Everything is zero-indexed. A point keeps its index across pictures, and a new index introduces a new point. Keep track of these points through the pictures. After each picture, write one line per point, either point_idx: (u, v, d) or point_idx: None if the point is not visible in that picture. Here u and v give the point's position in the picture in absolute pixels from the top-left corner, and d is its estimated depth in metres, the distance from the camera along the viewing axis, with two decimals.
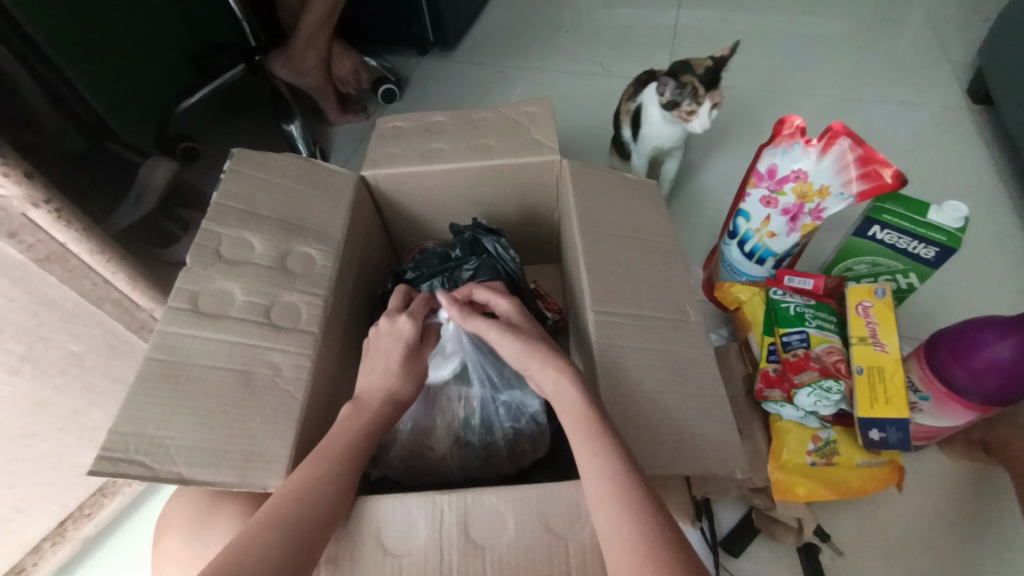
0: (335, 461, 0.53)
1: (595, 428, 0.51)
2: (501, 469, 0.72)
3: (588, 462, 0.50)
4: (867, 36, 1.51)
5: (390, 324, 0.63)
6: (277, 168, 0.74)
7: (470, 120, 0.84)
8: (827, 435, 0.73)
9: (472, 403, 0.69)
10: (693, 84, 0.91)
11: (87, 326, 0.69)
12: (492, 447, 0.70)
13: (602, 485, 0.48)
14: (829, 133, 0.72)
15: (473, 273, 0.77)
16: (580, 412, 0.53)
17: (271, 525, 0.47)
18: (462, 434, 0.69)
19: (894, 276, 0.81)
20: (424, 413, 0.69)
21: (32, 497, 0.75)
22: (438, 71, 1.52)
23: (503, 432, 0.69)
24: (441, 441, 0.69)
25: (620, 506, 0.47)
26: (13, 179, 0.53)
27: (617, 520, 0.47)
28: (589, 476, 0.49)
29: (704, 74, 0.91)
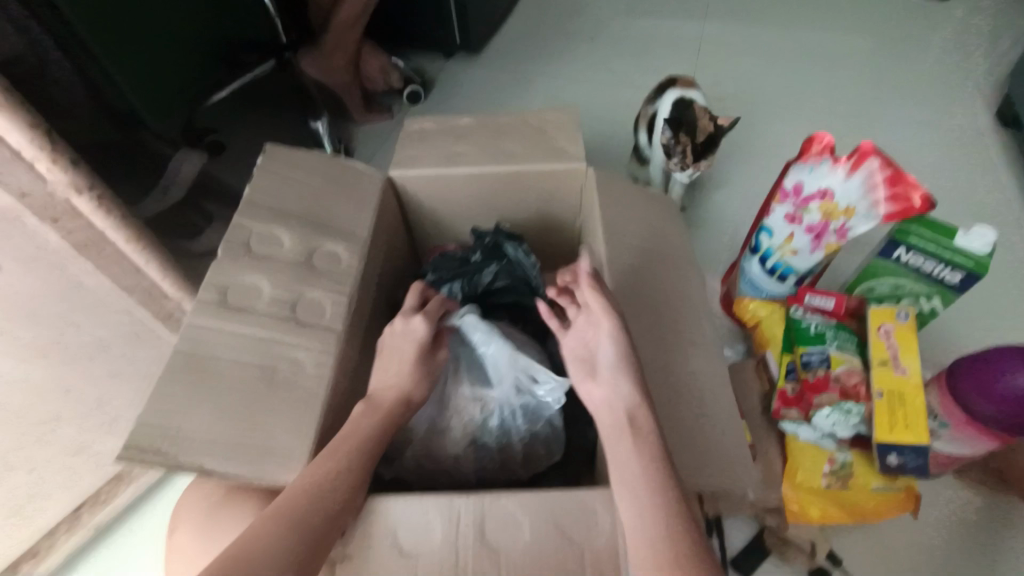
0: (352, 459, 0.54)
1: (636, 432, 0.53)
2: (514, 473, 0.72)
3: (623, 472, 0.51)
4: (894, 55, 1.50)
5: (405, 323, 0.64)
6: (306, 166, 0.75)
7: (495, 126, 0.85)
8: (843, 458, 0.72)
9: (487, 405, 0.69)
10: (686, 147, 0.98)
11: (115, 315, 0.70)
12: (507, 450, 0.71)
13: (636, 497, 0.49)
14: (858, 152, 0.72)
15: (493, 277, 0.80)
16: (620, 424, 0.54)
17: (285, 520, 0.48)
18: (476, 435, 0.69)
19: (916, 299, 0.80)
20: (439, 412, 0.69)
21: (52, 481, 0.77)
22: (462, 74, 1.54)
23: (518, 433, 0.70)
24: (456, 443, 0.69)
25: (654, 511, 0.49)
26: (59, 166, 0.57)
27: (642, 522, 0.48)
28: (622, 485, 0.51)
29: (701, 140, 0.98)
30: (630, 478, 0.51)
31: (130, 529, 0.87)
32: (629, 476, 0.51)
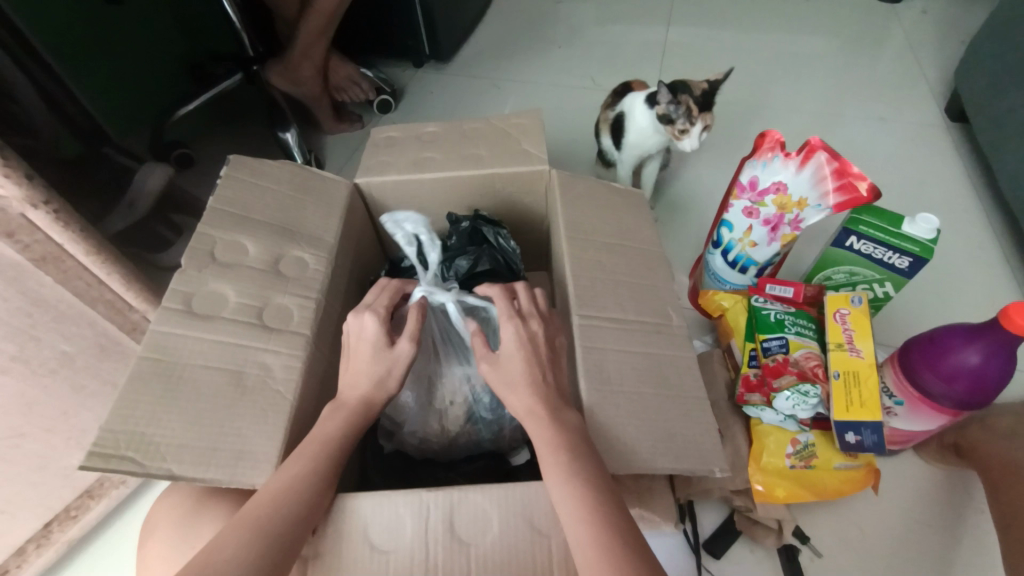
0: (320, 458, 0.54)
1: (561, 442, 0.53)
2: (512, 438, 0.78)
3: (554, 476, 0.51)
4: (848, 56, 1.56)
5: (379, 348, 0.61)
6: (271, 175, 0.75)
7: (462, 131, 0.87)
8: (805, 439, 0.75)
9: (473, 385, 0.73)
10: (690, 105, 0.95)
11: (80, 327, 0.69)
12: (502, 421, 0.75)
13: (569, 500, 0.49)
14: (807, 147, 0.75)
15: (471, 264, 0.81)
16: (548, 429, 0.54)
17: (254, 528, 0.48)
18: (471, 417, 0.74)
19: (871, 285, 0.84)
20: (435, 393, 0.73)
21: (19, 498, 0.75)
22: (432, 83, 1.55)
23: (510, 416, 0.75)
24: (452, 419, 0.74)
25: (595, 527, 0.47)
26: (13, 181, 0.54)
27: (585, 538, 0.47)
28: (555, 488, 0.51)
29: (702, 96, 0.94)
30: (567, 499, 0.50)
31: (103, 544, 0.85)
32: (563, 500, 0.50)
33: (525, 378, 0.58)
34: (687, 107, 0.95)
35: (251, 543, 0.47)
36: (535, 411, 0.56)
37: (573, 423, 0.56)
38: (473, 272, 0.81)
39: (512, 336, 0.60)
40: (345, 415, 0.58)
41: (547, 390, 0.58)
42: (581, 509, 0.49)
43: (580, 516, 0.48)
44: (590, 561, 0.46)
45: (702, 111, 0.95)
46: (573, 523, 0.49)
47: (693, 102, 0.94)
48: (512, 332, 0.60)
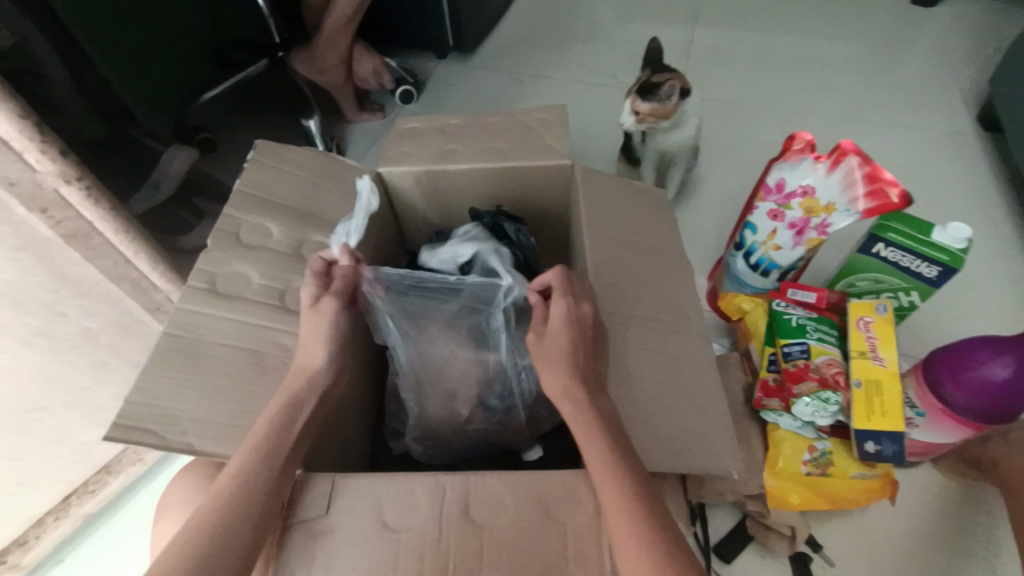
0: (260, 446, 0.53)
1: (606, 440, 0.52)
2: (520, 436, 0.78)
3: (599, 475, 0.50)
4: (877, 60, 1.53)
5: (312, 307, 0.60)
6: (295, 161, 0.75)
7: (484, 125, 0.86)
8: (823, 446, 0.74)
9: (488, 370, 0.72)
10: (637, 84, 0.95)
11: (105, 304, 0.70)
12: (512, 413, 0.75)
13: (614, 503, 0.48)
14: (838, 151, 0.74)
15: None
16: (594, 427, 0.53)
17: (203, 528, 0.48)
18: (473, 420, 0.75)
19: (896, 294, 0.82)
20: (427, 398, 0.74)
21: (40, 469, 0.77)
22: (455, 75, 1.55)
23: (520, 407, 0.75)
24: (464, 407, 0.74)
25: (637, 529, 0.46)
26: (47, 157, 0.56)
27: (631, 544, 0.46)
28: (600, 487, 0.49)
29: (650, 82, 0.93)
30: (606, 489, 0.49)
31: (116, 519, 0.87)
32: (603, 485, 0.49)
33: (567, 356, 0.57)
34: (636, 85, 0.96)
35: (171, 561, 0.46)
36: (572, 390, 0.56)
37: (606, 408, 0.56)
38: None
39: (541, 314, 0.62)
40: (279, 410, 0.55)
41: (584, 373, 0.57)
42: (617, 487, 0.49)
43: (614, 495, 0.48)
44: (622, 533, 0.46)
45: (638, 94, 0.94)
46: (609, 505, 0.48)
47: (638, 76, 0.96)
48: (558, 310, 0.60)
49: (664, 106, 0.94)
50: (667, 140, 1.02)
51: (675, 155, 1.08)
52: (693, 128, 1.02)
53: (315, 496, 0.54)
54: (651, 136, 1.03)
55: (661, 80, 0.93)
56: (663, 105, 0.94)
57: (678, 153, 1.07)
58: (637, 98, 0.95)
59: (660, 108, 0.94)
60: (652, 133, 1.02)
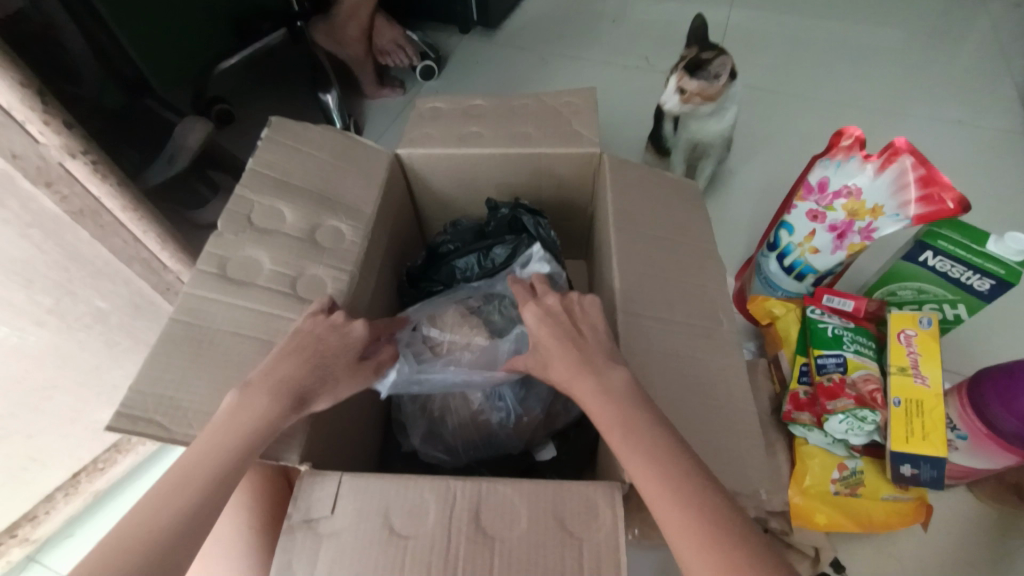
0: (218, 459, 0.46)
1: (636, 424, 0.47)
2: (535, 436, 0.75)
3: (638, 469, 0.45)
4: (927, 49, 1.44)
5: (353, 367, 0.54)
6: (313, 141, 0.72)
7: (510, 108, 0.82)
8: (854, 465, 0.70)
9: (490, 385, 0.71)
10: (685, 60, 0.89)
11: (115, 285, 0.68)
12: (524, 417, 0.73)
13: (662, 490, 0.43)
14: (890, 149, 0.68)
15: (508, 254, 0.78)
16: (620, 413, 0.47)
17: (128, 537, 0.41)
18: (481, 414, 0.72)
19: (941, 305, 0.77)
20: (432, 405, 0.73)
21: (49, 447, 0.76)
22: (478, 51, 1.49)
23: (531, 411, 0.72)
24: (471, 412, 0.72)
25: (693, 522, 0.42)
26: (52, 129, 0.53)
27: (687, 538, 0.41)
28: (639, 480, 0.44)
29: (700, 59, 0.87)
30: (647, 484, 0.44)
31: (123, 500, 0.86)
32: (644, 480, 0.44)
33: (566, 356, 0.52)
34: (682, 62, 0.90)
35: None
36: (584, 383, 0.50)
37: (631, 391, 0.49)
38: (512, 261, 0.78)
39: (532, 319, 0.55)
40: (240, 437, 0.47)
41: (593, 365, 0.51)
42: (656, 478, 0.44)
43: (658, 488, 0.43)
44: (673, 521, 0.42)
45: (686, 70, 0.88)
46: (657, 499, 0.43)
47: (687, 53, 0.90)
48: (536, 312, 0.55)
49: (712, 87, 0.87)
50: (702, 129, 0.97)
51: (708, 145, 1.02)
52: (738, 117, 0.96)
53: (321, 497, 0.52)
54: (688, 122, 0.97)
55: (712, 58, 0.86)
56: (710, 85, 0.87)
57: (713, 143, 1.01)
58: (683, 74, 0.88)
59: (708, 89, 0.88)
60: (691, 118, 0.96)
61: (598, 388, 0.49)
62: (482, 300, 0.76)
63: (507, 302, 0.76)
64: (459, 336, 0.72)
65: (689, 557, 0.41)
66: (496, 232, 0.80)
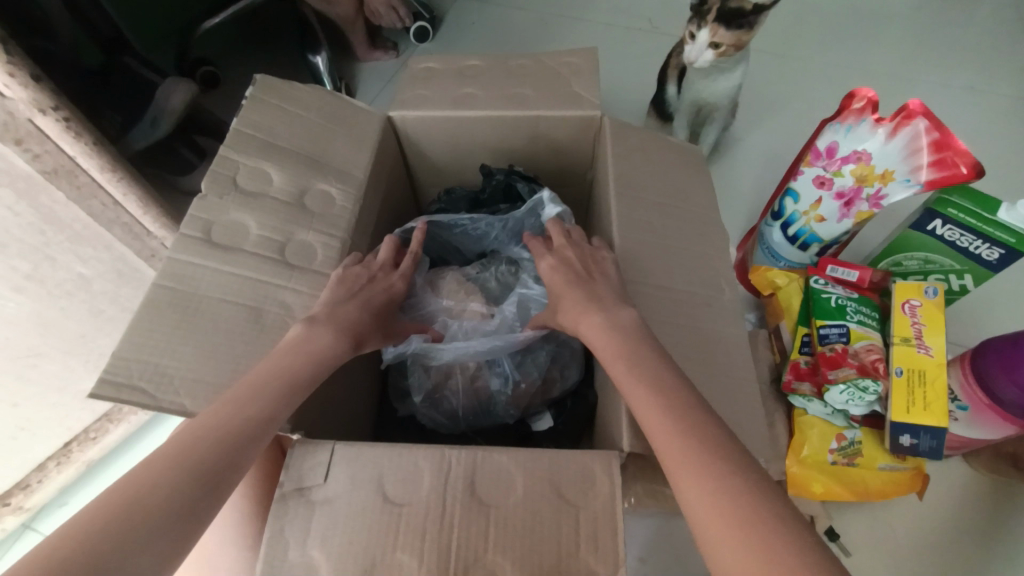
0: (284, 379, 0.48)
1: (636, 364, 0.48)
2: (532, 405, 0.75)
3: (637, 400, 0.46)
4: (940, 12, 1.39)
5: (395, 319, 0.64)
6: (301, 100, 0.68)
7: (507, 67, 0.78)
8: (852, 435, 0.70)
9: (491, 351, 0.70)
10: (712, 9, 0.80)
11: (96, 250, 0.65)
12: (523, 383, 0.72)
13: (660, 419, 0.44)
14: (904, 112, 0.65)
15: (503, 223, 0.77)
16: (621, 350, 0.50)
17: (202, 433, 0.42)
18: (480, 378, 0.72)
19: (947, 276, 0.75)
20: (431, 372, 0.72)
21: (38, 416, 0.74)
22: (475, 11, 1.43)
23: (530, 376, 0.72)
24: (472, 377, 0.72)
25: (690, 449, 0.41)
26: (17, 80, 0.50)
27: (684, 463, 0.41)
28: (640, 412, 0.45)
29: (733, 8, 0.77)
30: (647, 414, 0.45)
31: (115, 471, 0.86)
32: (645, 411, 0.45)
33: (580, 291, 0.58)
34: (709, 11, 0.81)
35: (172, 479, 0.39)
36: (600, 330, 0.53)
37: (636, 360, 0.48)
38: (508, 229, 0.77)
39: (548, 268, 0.62)
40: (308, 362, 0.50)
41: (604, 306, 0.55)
42: (658, 410, 0.44)
43: (660, 419, 0.44)
44: (671, 447, 0.42)
45: (719, 23, 0.79)
46: (658, 430, 0.43)
47: None
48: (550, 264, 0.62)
49: (749, 34, 0.80)
50: (716, 88, 0.93)
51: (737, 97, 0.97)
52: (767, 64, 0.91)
53: (314, 465, 0.51)
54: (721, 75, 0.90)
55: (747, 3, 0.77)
56: (748, 32, 0.80)
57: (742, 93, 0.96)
58: (719, 25, 0.80)
59: (745, 37, 0.81)
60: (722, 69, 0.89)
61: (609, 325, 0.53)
62: (478, 268, 0.76)
63: (503, 268, 0.76)
64: (454, 303, 0.71)
65: (682, 481, 0.40)
66: (490, 199, 0.79)
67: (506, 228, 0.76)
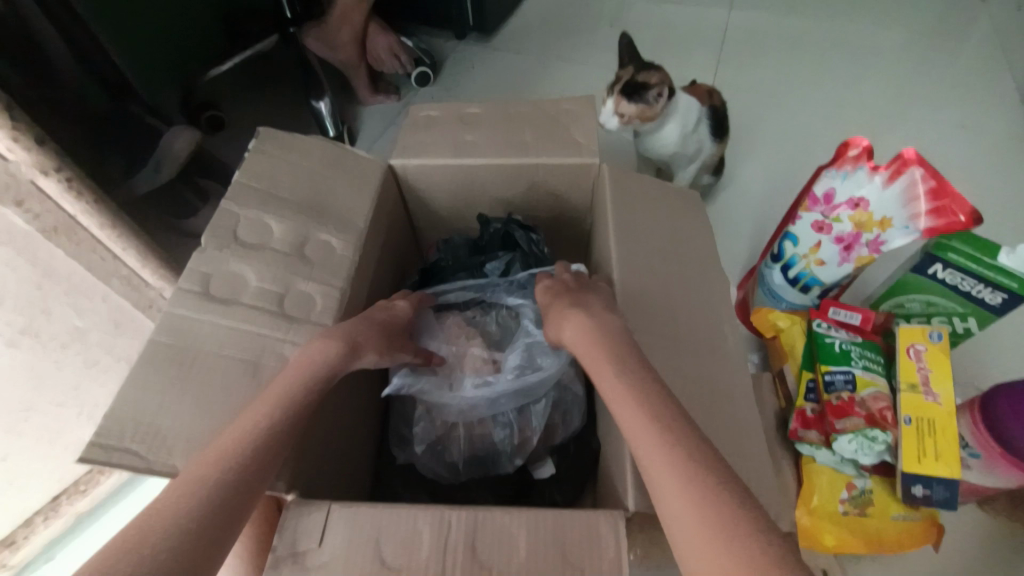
0: (315, 374, 0.51)
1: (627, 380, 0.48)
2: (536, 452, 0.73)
3: (626, 416, 0.46)
4: (928, 52, 1.42)
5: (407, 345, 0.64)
6: (302, 150, 0.69)
7: (506, 114, 0.79)
8: (863, 485, 0.68)
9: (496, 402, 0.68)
10: (622, 81, 0.90)
11: (93, 301, 0.65)
12: (526, 431, 0.70)
13: (648, 435, 0.43)
14: (899, 160, 0.65)
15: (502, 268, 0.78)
16: (614, 366, 0.50)
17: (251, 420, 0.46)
18: (484, 427, 0.70)
19: (951, 318, 0.74)
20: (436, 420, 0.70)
21: (27, 469, 0.73)
22: (475, 55, 1.47)
23: (534, 425, 0.70)
24: (477, 425, 0.70)
25: (679, 468, 0.41)
26: (21, 144, 0.50)
27: (670, 483, 0.41)
28: (629, 428, 0.45)
29: (634, 84, 0.88)
30: (637, 430, 0.44)
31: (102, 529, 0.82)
32: (633, 425, 0.45)
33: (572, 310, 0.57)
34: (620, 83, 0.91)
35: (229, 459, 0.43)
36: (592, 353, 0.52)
37: (632, 387, 0.48)
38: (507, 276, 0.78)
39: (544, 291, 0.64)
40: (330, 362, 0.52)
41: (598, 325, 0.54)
42: (647, 426, 0.44)
43: (650, 435, 0.44)
44: (658, 464, 0.42)
45: (623, 95, 0.89)
46: (634, 432, 0.45)
47: (623, 75, 0.91)
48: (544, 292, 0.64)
49: (648, 110, 0.90)
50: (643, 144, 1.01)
51: (668, 161, 1.03)
52: (690, 142, 0.98)
53: (310, 527, 0.49)
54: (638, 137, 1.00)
55: (649, 82, 0.88)
56: (650, 108, 0.89)
57: (670, 159, 1.02)
58: (620, 99, 0.90)
59: (643, 112, 0.90)
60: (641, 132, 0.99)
61: (600, 341, 0.53)
62: (480, 311, 0.76)
63: (504, 311, 0.75)
64: (455, 348, 0.71)
65: (669, 501, 0.40)
66: (488, 246, 0.80)
67: (510, 287, 0.75)
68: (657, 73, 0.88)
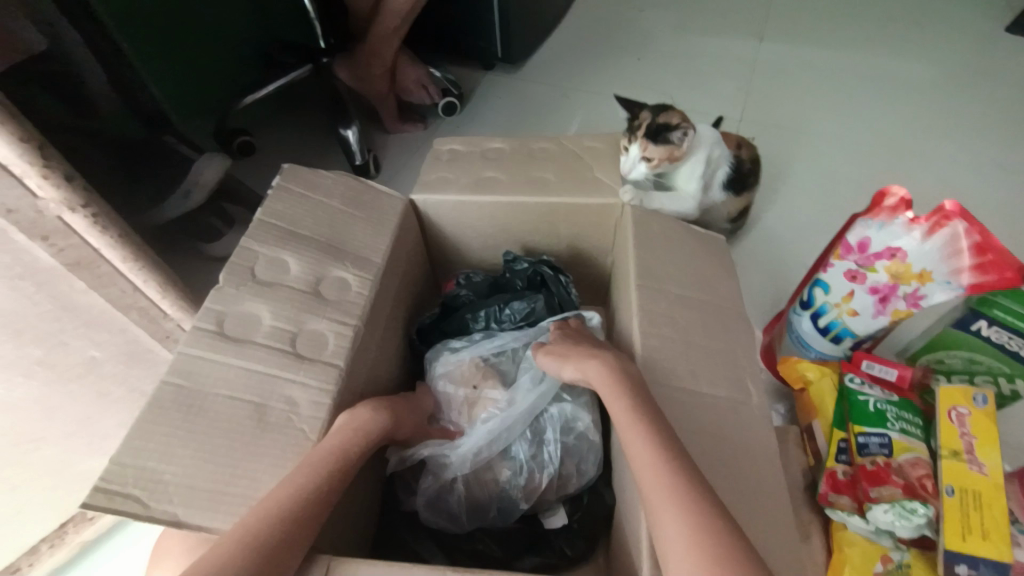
0: (357, 443, 0.53)
1: (663, 465, 0.46)
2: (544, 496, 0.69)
3: (662, 509, 0.43)
4: (968, 89, 1.38)
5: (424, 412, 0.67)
6: (324, 187, 0.70)
7: (528, 151, 0.79)
8: (899, 558, 0.61)
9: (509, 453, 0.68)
10: (641, 126, 0.89)
11: (110, 333, 0.65)
12: (534, 481, 0.68)
13: (684, 534, 0.41)
14: (940, 213, 0.62)
15: (525, 307, 0.76)
16: (649, 445, 0.47)
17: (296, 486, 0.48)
18: (493, 474, 0.68)
19: (996, 379, 0.70)
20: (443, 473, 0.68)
21: (36, 498, 0.74)
22: (501, 87, 1.48)
23: (544, 474, 0.68)
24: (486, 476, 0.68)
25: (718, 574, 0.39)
26: (50, 182, 0.52)
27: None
28: (665, 523, 0.43)
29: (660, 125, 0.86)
30: (673, 528, 0.42)
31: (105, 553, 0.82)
32: (667, 519, 0.43)
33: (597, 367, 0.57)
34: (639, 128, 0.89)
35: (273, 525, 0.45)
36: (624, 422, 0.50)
37: (667, 468, 0.45)
38: (529, 318, 0.76)
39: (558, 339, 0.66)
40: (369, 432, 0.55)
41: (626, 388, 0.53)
42: (684, 524, 0.42)
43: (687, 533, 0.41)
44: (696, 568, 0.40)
45: (648, 138, 0.87)
46: (662, 508, 0.44)
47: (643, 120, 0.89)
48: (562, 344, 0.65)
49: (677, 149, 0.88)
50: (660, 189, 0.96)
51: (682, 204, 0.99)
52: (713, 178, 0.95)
53: None
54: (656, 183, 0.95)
55: (672, 123, 0.88)
56: (676, 147, 0.88)
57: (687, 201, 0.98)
58: (644, 140, 0.87)
59: (671, 151, 0.88)
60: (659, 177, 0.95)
61: (637, 409, 0.50)
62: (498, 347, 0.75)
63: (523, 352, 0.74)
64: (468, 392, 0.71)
65: None
66: (512, 284, 0.79)
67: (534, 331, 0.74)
68: (675, 115, 0.90)
